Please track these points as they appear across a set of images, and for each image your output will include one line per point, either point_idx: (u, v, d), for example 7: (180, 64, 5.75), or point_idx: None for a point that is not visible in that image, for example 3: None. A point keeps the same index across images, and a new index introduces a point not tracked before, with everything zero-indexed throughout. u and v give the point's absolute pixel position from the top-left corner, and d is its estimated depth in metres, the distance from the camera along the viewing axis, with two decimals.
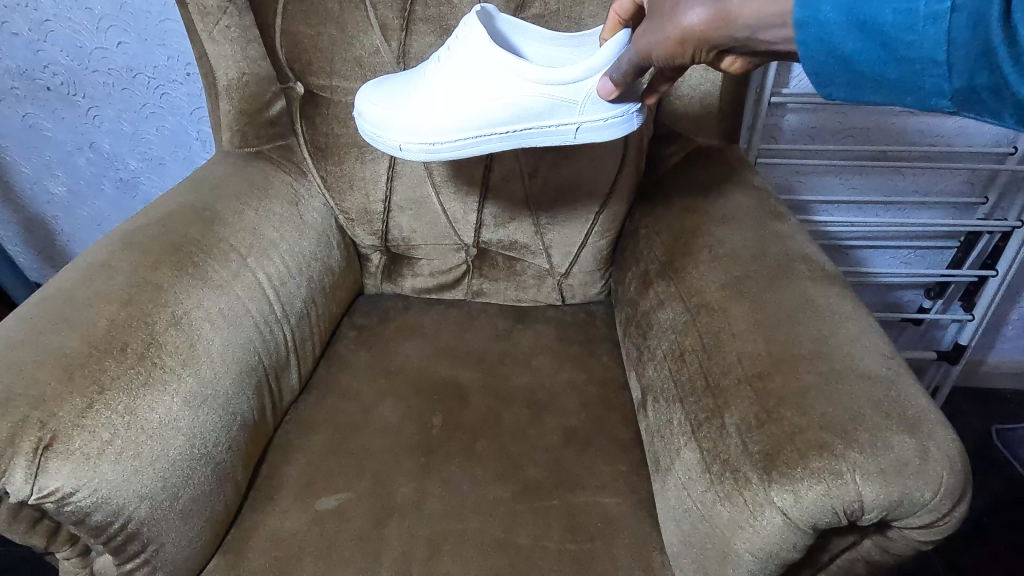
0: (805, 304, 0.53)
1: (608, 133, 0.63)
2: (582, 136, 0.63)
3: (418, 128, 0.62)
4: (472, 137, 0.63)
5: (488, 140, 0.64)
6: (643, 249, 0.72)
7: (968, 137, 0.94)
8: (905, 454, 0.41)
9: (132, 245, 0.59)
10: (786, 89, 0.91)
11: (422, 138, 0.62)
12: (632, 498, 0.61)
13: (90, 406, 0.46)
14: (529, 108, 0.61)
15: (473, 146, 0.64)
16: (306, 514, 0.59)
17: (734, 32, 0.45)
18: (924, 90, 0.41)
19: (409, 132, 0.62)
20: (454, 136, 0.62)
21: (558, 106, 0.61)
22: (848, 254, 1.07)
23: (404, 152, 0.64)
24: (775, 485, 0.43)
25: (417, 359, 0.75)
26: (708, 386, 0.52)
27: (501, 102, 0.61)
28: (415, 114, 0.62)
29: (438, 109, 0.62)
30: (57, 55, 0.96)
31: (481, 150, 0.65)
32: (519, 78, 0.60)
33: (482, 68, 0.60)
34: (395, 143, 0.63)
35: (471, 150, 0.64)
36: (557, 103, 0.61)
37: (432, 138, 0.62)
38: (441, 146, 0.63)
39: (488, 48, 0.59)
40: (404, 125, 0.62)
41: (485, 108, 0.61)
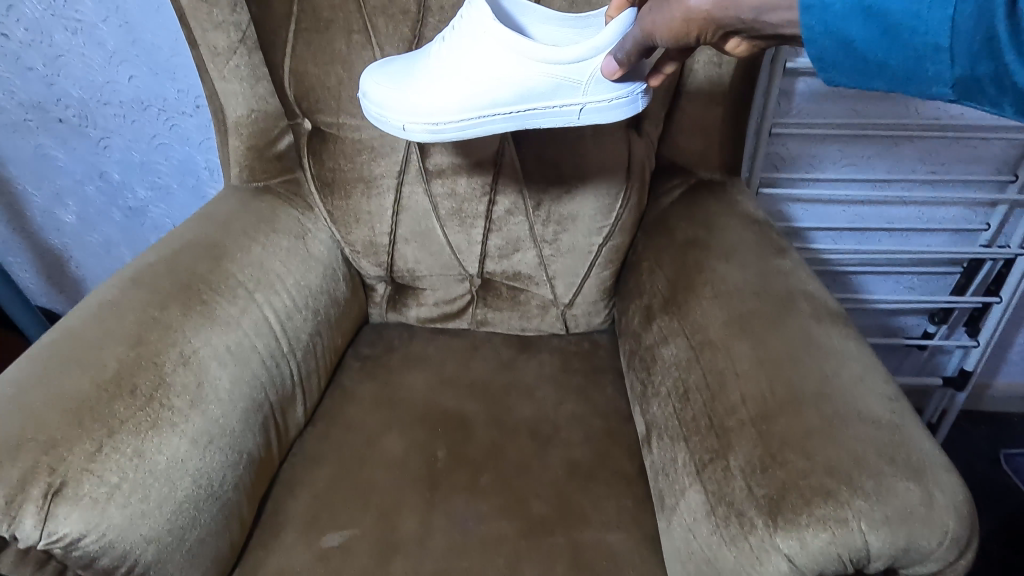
0: (808, 343, 0.53)
1: (613, 114, 0.63)
2: (586, 117, 0.63)
3: (421, 105, 0.62)
4: (475, 115, 0.63)
5: (491, 121, 0.64)
6: (646, 282, 0.72)
7: (968, 165, 0.95)
8: (911, 501, 0.41)
9: (142, 282, 0.60)
10: (788, 120, 0.92)
11: (426, 118, 0.62)
12: (637, 534, 0.61)
13: (99, 450, 0.47)
14: (533, 86, 0.61)
15: (475, 127, 0.64)
16: (311, 551, 0.60)
17: (740, 12, 0.47)
18: (926, 78, 0.42)
19: (412, 110, 0.62)
20: (457, 116, 0.63)
21: (562, 85, 0.61)
22: (853, 279, 1.07)
23: (407, 133, 0.64)
24: (781, 530, 0.43)
25: (421, 391, 0.76)
26: (712, 426, 0.52)
27: (504, 81, 0.61)
28: (417, 92, 0.62)
29: (441, 86, 0.62)
30: (70, 87, 0.98)
31: (484, 131, 0.65)
32: (522, 53, 0.60)
33: (484, 46, 0.61)
34: (398, 123, 0.63)
35: (473, 130, 0.64)
36: (561, 83, 0.61)
37: (435, 115, 0.62)
38: (444, 126, 0.63)
39: (491, 26, 0.60)
40: (406, 102, 0.62)
41: (489, 87, 0.62)
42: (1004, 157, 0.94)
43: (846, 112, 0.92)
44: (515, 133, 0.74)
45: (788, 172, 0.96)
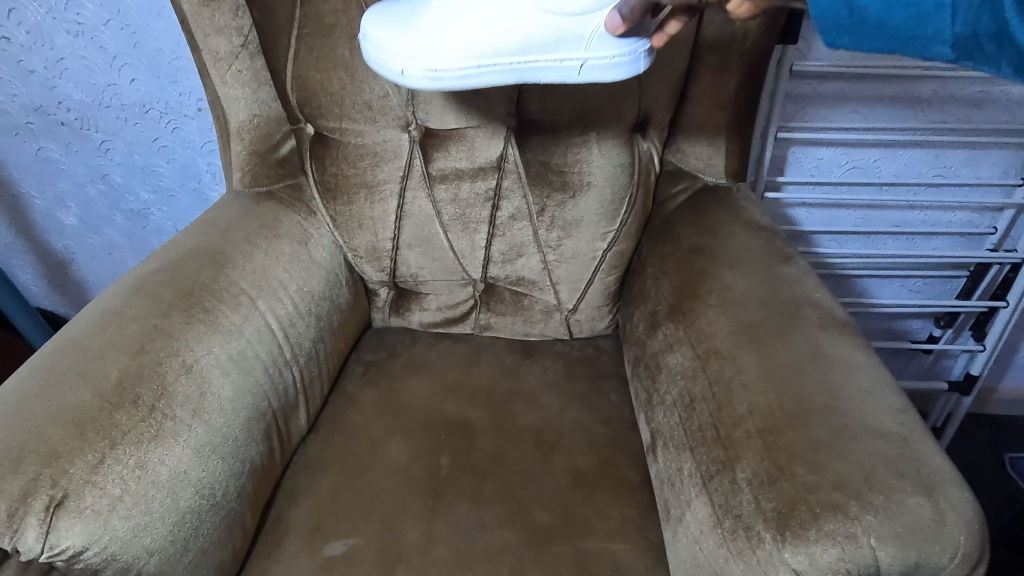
0: (816, 355, 0.52)
1: (613, 73, 0.60)
2: (586, 74, 0.60)
3: (422, 51, 0.58)
4: (476, 61, 0.58)
5: (491, 72, 0.59)
6: (650, 289, 0.72)
7: (976, 169, 0.94)
8: (922, 517, 0.41)
9: (143, 290, 0.60)
10: (794, 123, 0.91)
11: (425, 60, 0.57)
12: (642, 543, 0.61)
13: (101, 462, 0.46)
14: (535, 37, 0.58)
15: (475, 77, 0.59)
16: (313, 561, 0.59)
17: None
18: (926, 36, 0.43)
19: (412, 54, 0.58)
20: (458, 61, 0.58)
21: (566, 37, 0.58)
22: (860, 282, 1.06)
23: (404, 78, 0.59)
24: (789, 545, 0.43)
25: (424, 397, 0.75)
26: (718, 437, 0.52)
27: (507, 28, 0.58)
28: (418, 37, 0.58)
29: (442, 30, 0.58)
30: (72, 91, 0.97)
31: (484, 83, 0.60)
32: (524, 4, 0.58)
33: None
34: (396, 67, 0.58)
35: (472, 81, 0.59)
36: (564, 36, 0.58)
37: (434, 62, 0.58)
38: (442, 71, 0.58)
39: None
40: (406, 49, 0.58)
41: (492, 32, 0.58)
42: (1012, 161, 0.93)
43: (852, 116, 0.91)
44: (519, 138, 0.74)
45: (793, 176, 0.96)
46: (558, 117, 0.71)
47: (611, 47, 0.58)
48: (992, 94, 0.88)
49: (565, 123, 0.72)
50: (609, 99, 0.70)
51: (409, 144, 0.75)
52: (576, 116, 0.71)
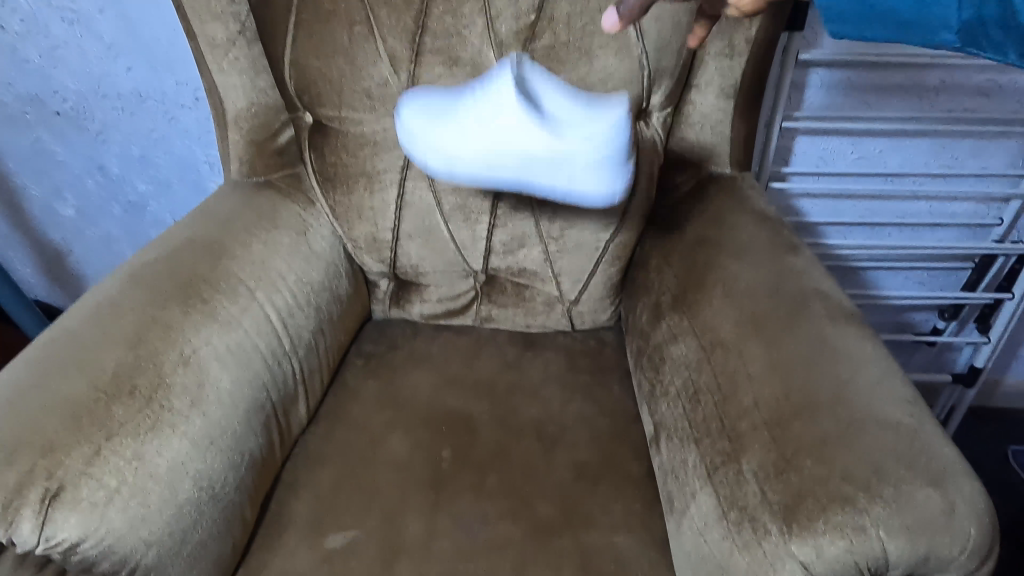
0: (824, 346, 0.51)
1: (598, 186, 0.55)
2: (573, 185, 0.55)
3: (432, 143, 0.57)
4: (474, 169, 0.57)
5: (491, 177, 0.57)
6: (654, 280, 0.71)
7: (982, 159, 0.93)
8: (932, 509, 0.40)
9: (141, 280, 0.59)
10: (799, 113, 0.90)
11: (441, 152, 0.57)
12: (645, 536, 0.60)
13: (97, 453, 0.46)
14: (536, 155, 0.53)
15: (479, 179, 0.58)
16: (313, 554, 0.59)
17: None
18: (930, 23, 0.40)
19: (432, 145, 0.57)
20: (465, 161, 0.56)
21: (557, 159, 0.53)
22: (864, 274, 1.05)
23: (429, 163, 0.59)
24: (796, 537, 0.42)
25: (425, 390, 0.75)
26: (724, 429, 0.51)
27: (506, 140, 0.53)
28: (433, 129, 0.57)
29: (448, 136, 0.56)
30: (68, 81, 0.96)
31: (485, 181, 0.58)
32: (529, 133, 0.53)
33: (495, 108, 0.53)
34: (421, 151, 0.59)
35: (479, 180, 0.58)
36: (557, 156, 0.53)
37: (439, 155, 0.57)
38: (454, 167, 0.57)
39: (511, 95, 0.53)
40: (423, 138, 0.58)
41: (491, 140, 0.54)
42: (1018, 152, 0.92)
43: (858, 106, 0.90)
44: None
45: (798, 166, 0.95)
46: None
47: (598, 188, 0.56)
48: (1000, 83, 0.87)
49: None
50: (613, 86, 0.69)
51: None
52: None
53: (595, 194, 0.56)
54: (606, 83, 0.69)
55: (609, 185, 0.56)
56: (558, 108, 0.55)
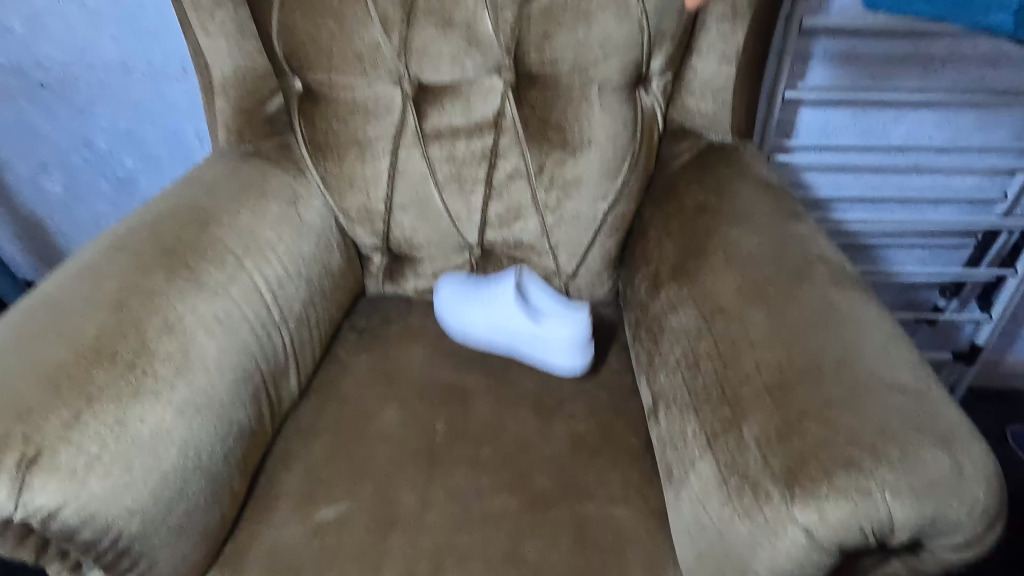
0: (827, 310, 0.50)
1: (564, 367, 0.70)
2: (545, 358, 0.70)
3: (454, 315, 0.74)
4: (484, 340, 0.73)
5: (488, 324, 0.72)
6: (653, 250, 0.69)
7: (986, 132, 0.92)
8: (939, 469, 0.39)
9: (124, 246, 0.57)
10: (802, 83, 0.88)
11: (455, 319, 0.74)
12: (644, 508, 0.59)
13: (77, 418, 0.44)
14: (521, 329, 0.70)
15: (479, 319, 0.72)
16: (305, 526, 0.58)
17: None
18: None
19: (449, 309, 0.75)
20: (470, 309, 0.73)
21: (536, 336, 0.70)
22: (867, 251, 1.03)
23: (442, 310, 0.76)
24: (799, 500, 0.41)
25: (420, 364, 0.73)
26: (725, 395, 0.50)
27: (499, 318, 0.71)
28: (458, 303, 0.74)
29: (468, 321, 0.73)
30: (51, 50, 0.93)
31: (484, 335, 0.73)
32: (517, 318, 0.70)
33: (500, 322, 0.71)
34: (439, 308, 0.76)
35: (479, 319, 0.72)
36: (536, 334, 0.69)
37: (462, 330, 0.74)
38: (463, 322, 0.73)
39: (507, 295, 0.71)
40: (445, 306, 0.75)
41: (492, 316, 0.71)
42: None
43: (862, 77, 0.88)
44: (517, 93, 0.71)
45: (800, 140, 0.93)
46: (558, 69, 0.68)
47: (568, 348, 0.69)
48: (1007, 53, 0.85)
49: (565, 76, 0.68)
50: (611, 49, 0.67)
51: (401, 99, 0.72)
52: (576, 68, 0.68)
53: (566, 357, 0.69)
54: (605, 46, 0.66)
55: (575, 347, 0.69)
56: (543, 305, 0.72)
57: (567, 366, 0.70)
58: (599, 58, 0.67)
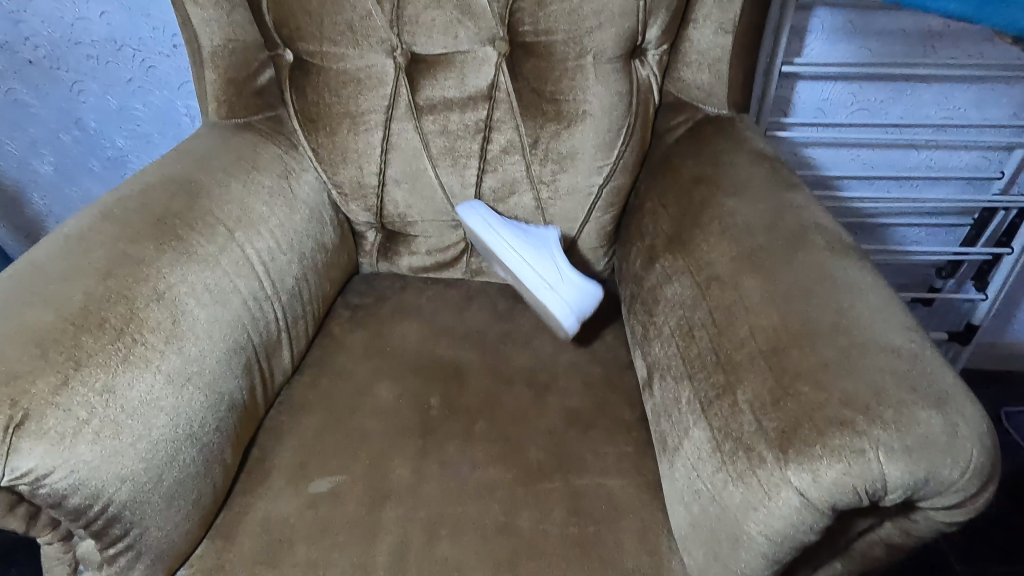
0: (823, 276, 0.50)
1: (563, 309, 0.66)
2: (551, 293, 0.66)
3: (488, 216, 0.72)
4: (507, 245, 0.70)
5: (515, 244, 0.70)
6: (648, 223, 0.69)
7: (984, 109, 0.91)
8: (933, 430, 0.39)
9: (112, 217, 0.56)
10: (799, 58, 0.87)
11: (486, 225, 0.71)
12: (638, 480, 0.59)
13: (65, 383, 0.44)
14: (548, 261, 0.68)
15: (508, 237, 0.70)
16: (298, 498, 0.57)
17: None
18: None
19: (481, 218, 0.72)
20: (503, 226, 0.71)
21: (557, 273, 0.68)
22: (864, 230, 1.03)
23: (468, 218, 0.73)
24: (793, 463, 0.41)
25: (414, 339, 0.73)
26: (719, 362, 0.49)
27: (533, 245, 0.70)
28: (501, 219, 0.72)
29: (502, 225, 0.71)
30: (39, 26, 0.92)
31: (504, 249, 0.70)
32: (551, 250, 0.70)
33: (538, 241, 0.71)
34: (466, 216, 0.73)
35: (508, 235, 0.70)
36: (559, 271, 0.68)
37: (490, 231, 0.71)
38: (493, 231, 0.71)
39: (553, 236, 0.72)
40: (479, 214, 0.72)
41: (525, 241, 0.70)
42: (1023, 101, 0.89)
43: (859, 52, 0.87)
44: (512, 64, 0.70)
45: (796, 117, 0.92)
46: (553, 38, 0.67)
47: (583, 290, 0.67)
48: None
49: (560, 46, 0.67)
50: (607, 18, 0.66)
51: (394, 71, 0.71)
52: (571, 37, 0.67)
53: (577, 298, 0.66)
54: (600, 15, 0.66)
55: (588, 296, 0.67)
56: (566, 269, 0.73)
57: (570, 308, 0.66)
58: (594, 27, 0.66)
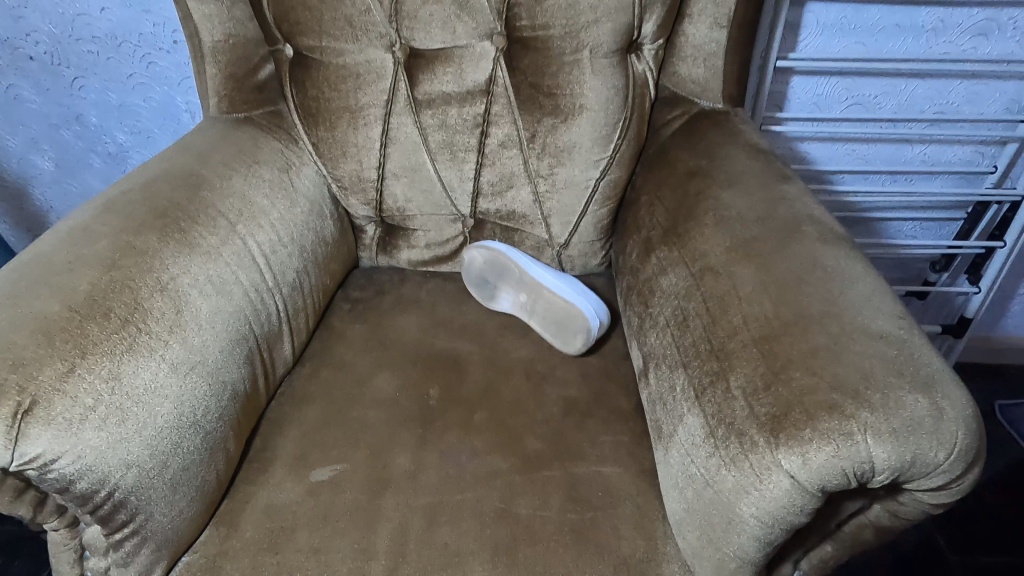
0: (814, 265, 0.51)
1: (589, 311, 0.70)
2: (577, 299, 0.71)
3: (507, 246, 0.78)
4: (529, 264, 0.75)
5: (535, 266, 0.75)
6: (644, 216, 0.70)
7: (977, 103, 0.92)
8: (920, 413, 0.40)
9: (116, 209, 0.57)
10: (794, 54, 0.88)
11: (506, 250, 0.76)
12: (634, 467, 0.60)
13: (71, 371, 0.45)
14: (566, 282, 0.75)
15: (527, 260, 0.76)
16: (300, 486, 0.58)
17: None
18: None
19: (499, 246, 0.77)
20: (520, 254, 0.77)
21: (576, 290, 0.74)
22: (858, 224, 1.04)
23: (487, 245, 0.77)
24: (783, 446, 0.42)
25: (413, 331, 0.74)
26: (713, 349, 0.50)
27: (549, 270, 0.76)
28: (517, 250, 0.78)
29: (520, 252, 0.78)
30: (40, 22, 0.92)
31: (527, 267, 0.74)
32: (565, 277, 0.76)
33: (551, 271, 0.77)
34: (484, 246, 0.77)
35: (528, 259, 0.76)
36: (577, 289, 0.74)
37: (511, 254, 0.76)
38: (513, 255, 0.76)
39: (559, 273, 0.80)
40: (497, 244, 0.77)
41: (541, 266, 0.76)
42: (1016, 95, 0.90)
43: (853, 47, 0.88)
44: (509, 59, 0.70)
45: (791, 112, 0.93)
46: (550, 33, 0.68)
47: (601, 305, 0.73)
48: (1000, 22, 0.84)
49: (557, 40, 0.68)
50: (604, 12, 0.66)
51: (393, 66, 0.71)
52: (568, 32, 0.67)
53: (596, 308, 0.72)
54: (596, 9, 0.66)
55: (605, 313, 0.73)
56: None
57: (594, 312, 0.71)
58: (590, 21, 0.66)
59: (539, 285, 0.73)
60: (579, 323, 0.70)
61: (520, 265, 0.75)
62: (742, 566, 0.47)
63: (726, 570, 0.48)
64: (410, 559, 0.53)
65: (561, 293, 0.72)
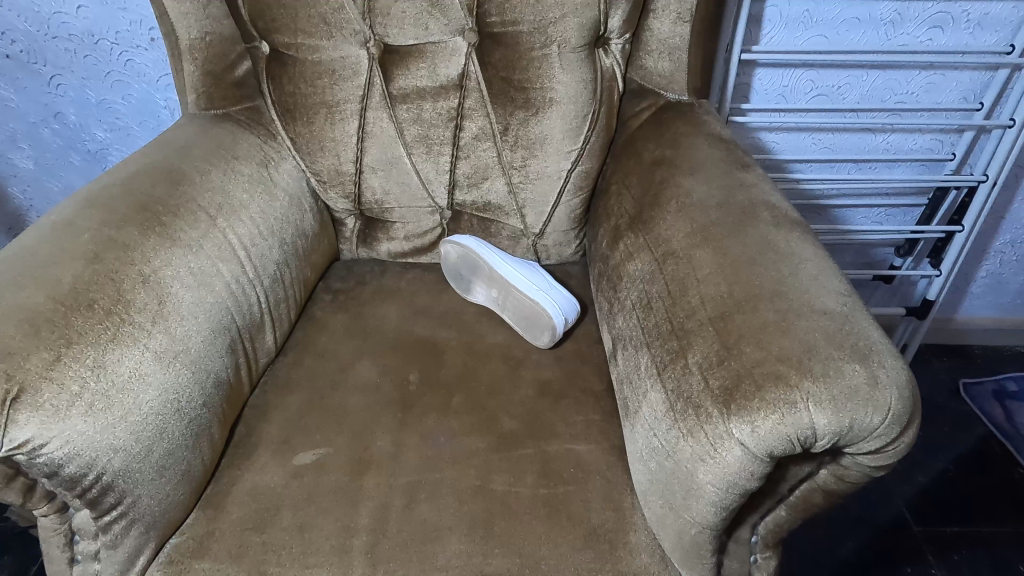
0: (767, 247, 0.54)
1: (553, 306, 0.72)
2: (543, 295, 0.73)
3: (480, 241, 0.80)
4: (500, 260, 0.77)
5: (505, 262, 0.77)
6: (613, 204, 0.72)
7: (936, 93, 0.95)
8: (856, 380, 0.43)
9: (97, 204, 0.59)
10: (758, 46, 0.91)
11: (478, 246, 0.79)
12: (605, 445, 0.63)
13: (58, 359, 0.46)
14: (535, 277, 0.76)
15: (498, 256, 0.78)
16: (285, 470, 0.60)
17: None
18: None
19: (471, 241, 0.79)
20: (492, 249, 0.79)
21: (544, 285, 0.75)
22: (824, 210, 1.08)
23: (460, 240, 0.79)
24: (735, 416, 0.45)
25: (394, 320, 0.76)
26: (673, 329, 0.53)
27: (520, 265, 0.78)
28: (489, 246, 0.80)
29: (493, 247, 0.79)
30: (15, 21, 0.93)
31: (496, 263, 0.76)
32: (536, 272, 0.78)
33: (524, 264, 0.79)
34: (456, 241, 0.79)
35: (498, 255, 0.78)
36: (546, 285, 0.76)
37: (482, 249, 0.78)
38: (483, 250, 0.78)
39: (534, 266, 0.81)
40: (470, 240, 0.80)
41: (512, 262, 0.78)
42: (972, 84, 0.94)
43: (816, 40, 0.91)
44: (481, 54, 0.73)
45: (757, 103, 0.96)
46: (519, 28, 0.70)
47: (570, 302, 0.74)
48: (954, 14, 0.88)
49: (526, 35, 0.70)
50: (570, 8, 0.68)
51: (368, 62, 0.73)
52: (536, 28, 0.69)
53: (565, 305, 0.73)
54: (563, 6, 0.68)
55: (574, 309, 0.74)
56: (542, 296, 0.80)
57: (560, 309, 0.72)
58: (557, 17, 0.69)
59: (507, 281, 0.75)
60: (544, 320, 0.71)
61: (489, 261, 0.77)
62: (702, 531, 0.50)
63: (687, 535, 0.51)
64: (390, 534, 0.56)
65: (528, 290, 0.73)
